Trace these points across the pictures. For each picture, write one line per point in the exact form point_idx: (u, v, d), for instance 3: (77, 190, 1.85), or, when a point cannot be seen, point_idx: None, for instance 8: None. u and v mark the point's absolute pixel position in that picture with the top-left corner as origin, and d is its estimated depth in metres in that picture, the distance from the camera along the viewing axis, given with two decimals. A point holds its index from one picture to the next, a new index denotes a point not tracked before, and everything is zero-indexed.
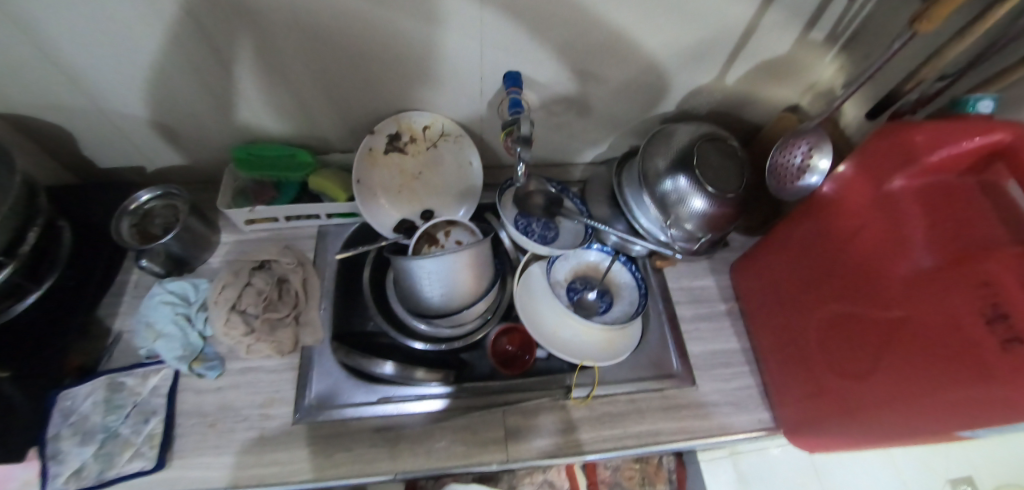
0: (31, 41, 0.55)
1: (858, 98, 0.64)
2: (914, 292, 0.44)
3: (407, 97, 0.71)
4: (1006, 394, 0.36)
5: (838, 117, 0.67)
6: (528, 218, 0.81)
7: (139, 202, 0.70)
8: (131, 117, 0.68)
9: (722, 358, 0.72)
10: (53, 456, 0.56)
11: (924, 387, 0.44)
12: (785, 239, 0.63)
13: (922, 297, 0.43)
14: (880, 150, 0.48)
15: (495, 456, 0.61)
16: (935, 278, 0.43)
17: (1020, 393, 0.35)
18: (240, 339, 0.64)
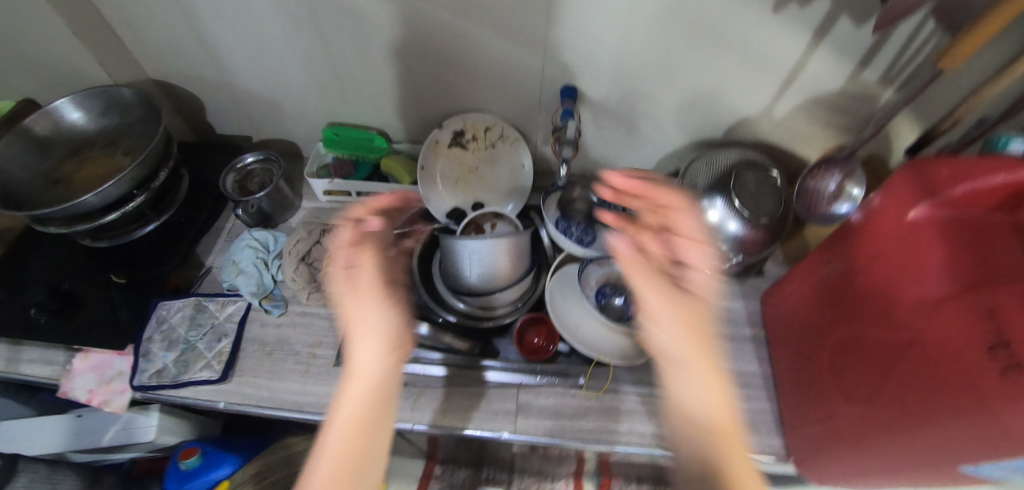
0: (195, 23, 0.70)
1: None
2: (924, 314, 0.45)
3: (474, 97, 0.80)
4: (1000, 417, 0.36)
5: None
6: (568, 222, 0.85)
7: (245, 163, 0.84)
8: (251, 92, 0.83)
9: (740, 379, 0.72)
10: (144, 355, 0.67)
11: (925, 424, 0.44)
12: (811, 267, 0.65)
13: (931, 317, 0.44)
14: (903, 182, 0.50)
15: (505, 425, 0.66)
16: (947, 303, 0.43)
17: (1012, 417, 0.36)
18: (304, 286, 0.74)
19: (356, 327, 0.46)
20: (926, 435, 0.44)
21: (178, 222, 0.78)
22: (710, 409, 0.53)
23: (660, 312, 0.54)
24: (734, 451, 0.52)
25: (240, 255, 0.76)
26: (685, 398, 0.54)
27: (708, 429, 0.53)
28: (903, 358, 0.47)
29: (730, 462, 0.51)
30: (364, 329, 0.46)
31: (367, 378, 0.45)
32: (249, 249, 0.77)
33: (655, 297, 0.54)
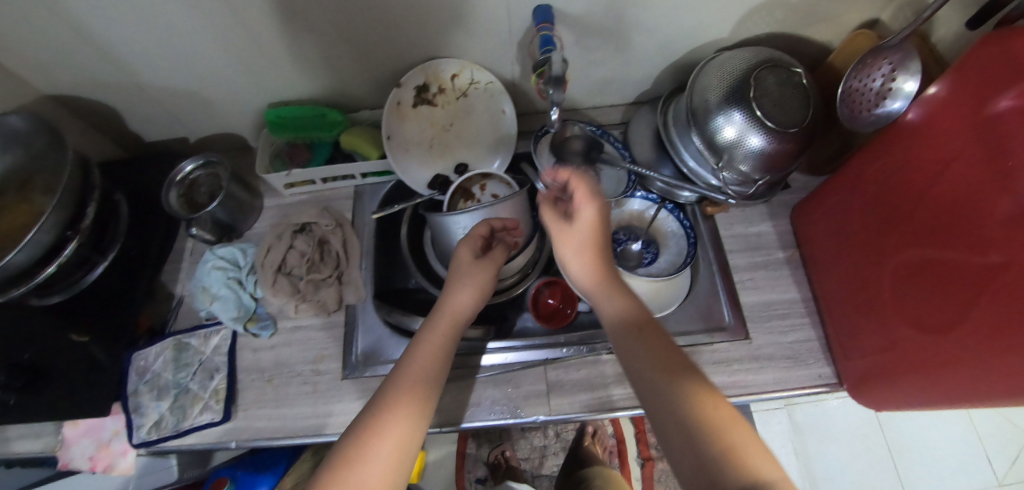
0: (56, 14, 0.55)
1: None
2: (1015, 234, 0.37)
3: (429, 42, 0.66)
4: None
5: (932, 27, 0.56)
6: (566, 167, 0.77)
7: (185, 172, 0.71)
8: (163, 87, 0.68)
9: (780, 310, 0.67)
10: (136, 410, 0.61)
11: (1022, 350, 0.38)
12: (860, 176, 0.57)
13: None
14: (989, 64, 0.39)
15: (538, 409, 0.62)
16: None
17: None
18: (288, 299, 0.66)
19: (462, 279, 0.57)
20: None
21: (130, 258, 0.69)
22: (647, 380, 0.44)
23: (575, 264, 0.56)
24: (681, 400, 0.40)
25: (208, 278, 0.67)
26: (636, 372, 0.45)
27: (653, 400, 0.42)
28: (989, 284, 0.40)
29: (704, 423, 0.38)
30: (464, 285, 0.57)
31: (455, 313, 0.55)
32: (215, 270, 0.67)
33: (570, 253, 0.56)
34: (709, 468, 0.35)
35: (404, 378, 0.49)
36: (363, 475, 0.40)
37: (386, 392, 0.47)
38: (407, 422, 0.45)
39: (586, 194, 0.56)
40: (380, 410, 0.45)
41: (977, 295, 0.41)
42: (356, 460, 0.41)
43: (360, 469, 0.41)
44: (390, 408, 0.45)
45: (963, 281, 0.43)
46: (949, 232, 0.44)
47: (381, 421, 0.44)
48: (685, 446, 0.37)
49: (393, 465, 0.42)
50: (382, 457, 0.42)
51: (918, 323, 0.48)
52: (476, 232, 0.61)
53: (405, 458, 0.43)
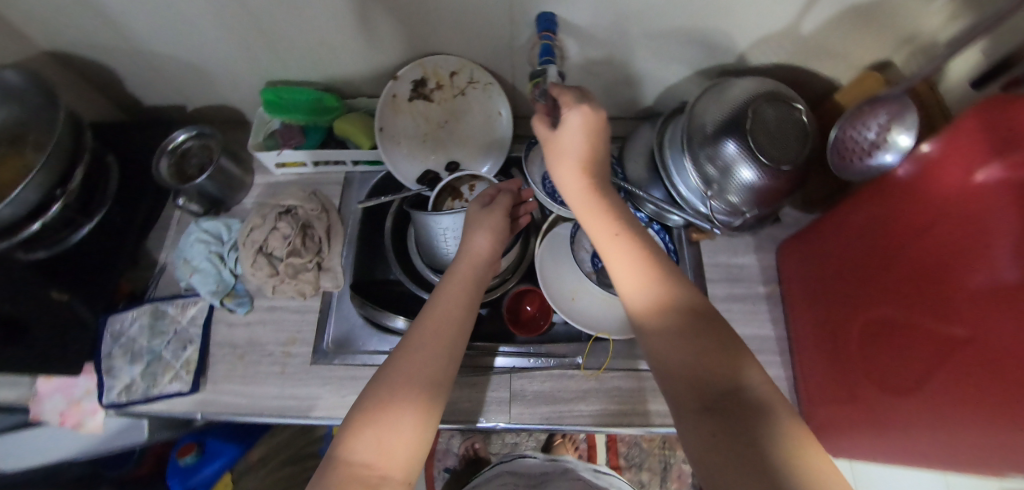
0: None
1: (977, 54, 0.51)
2: (984, 310, 0.37)
3: (429, 39, 0.65)
4: None
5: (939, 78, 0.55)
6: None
7: (176, 142, 0.71)
8: (162, 56, 0.69)
9: (752, 345, 0.67)
10: (109, 371, 0.63)
11: (977, 423, 0.38)
12: (845, 222, 0.56)
13: (991, 316, 0.36)
14: (975, 132, 0.38)
15: (498, 416, 0.62)
16: (1008, 297, 0.34)
17: None
18: (267, 279, 0.67)
19: (474, 226, 0.59)
20: (974, 429, 0.38)
21: (114, 222, 0.70)
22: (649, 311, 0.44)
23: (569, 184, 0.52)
24: (694, 335, 0.42)
25: (193, 249, 0.69)
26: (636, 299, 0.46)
27: (658, 331, 0.43)
28: (952, 354, 0.39)
29: (712, 363, 0.40)
30: (477, 232, 0.59)
31: (472, 259, 0.57)
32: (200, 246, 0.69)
33: (567, 176, 0.52)
34: (710, 398, 0.39)
35: (428, 320, 0.51)
36: (398, 408, 0.44)
37: (414, 334, 0.50)
38: (435, 362, 0.48)
39: (573, 100, 0.50)
40: (408, 351, 0.48)
41: (937, 364, 0.41)
42: (392, 395, 0.45)
43: (395, 402, 0.44)
44: (417, 349, 0.48)
45: (926, 348, 0.42)
46: (920, 296, 0.44)
47: (410, 359, 0.48)
48: (692, 379, 0.40)
49: (426, 399, 0.46)
50: (414, 392, 0.45)
51: (879, 383, 0.48)
52: (483, 193, 0.64)
53: (436, 394, 0.47)
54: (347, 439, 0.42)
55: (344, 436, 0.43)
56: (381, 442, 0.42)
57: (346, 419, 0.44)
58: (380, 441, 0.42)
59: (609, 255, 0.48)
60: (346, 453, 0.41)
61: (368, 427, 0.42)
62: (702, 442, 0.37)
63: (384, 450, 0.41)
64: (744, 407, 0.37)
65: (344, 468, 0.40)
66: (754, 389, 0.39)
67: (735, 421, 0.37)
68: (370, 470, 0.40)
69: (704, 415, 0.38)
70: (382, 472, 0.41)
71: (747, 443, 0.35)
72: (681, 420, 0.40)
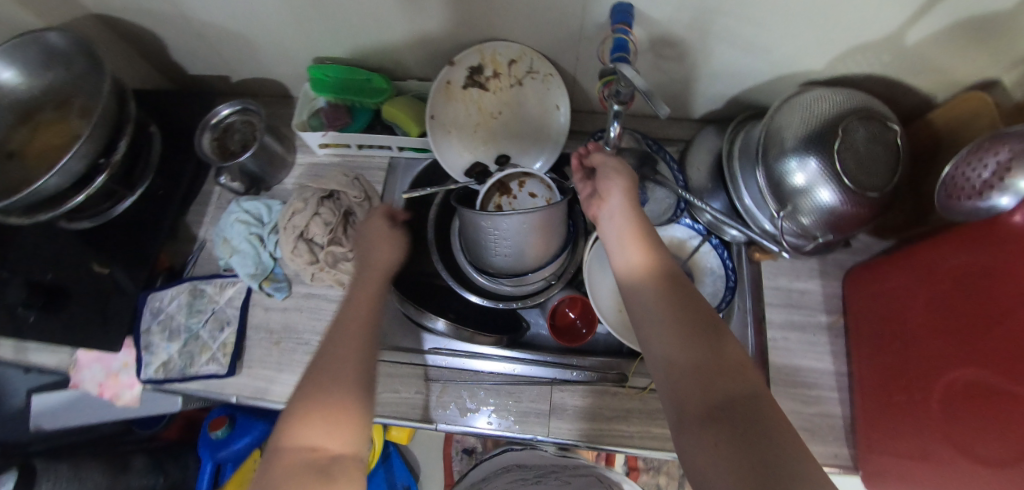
0: None
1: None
2: None
3: (493, 23, 0.61)
4: None
5: None
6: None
7: (220, 116, 0.70)
8: (212, 24, 0.65)
9: (808, 378, 0.63)
10: (146, 347, 0.63)
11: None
12: (946, 269, 0.52)
13: None
14: None
15: (536, 428, 0.60)
16: None
17: None
18: (306, 266, 0.65)
19: (373, 242, 0.59)
20: None
21: (155, 196, 0.68)
22: (653, 310, 0.42)
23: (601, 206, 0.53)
24: (689, 340, 0.39)
25: (232, 230, 0.67)
26: (643, 307, 0.43)
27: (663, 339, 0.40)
28: None
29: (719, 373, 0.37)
30: (376, 248, 0.59)
31: (381, 263, 0.58)
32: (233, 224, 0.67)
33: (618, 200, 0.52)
34: (712, 405, 0.35)
35: (345, 319, 0.49)
36: (333, 397, 0.41)
37: (335, 334, 0.47)
38: (347, 355, 0.45)
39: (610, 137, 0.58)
40: (332, 346, 0.46)
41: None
42: (326, 387, 0.41)
43: (327, 390, 0.41)
44: (344, 344, 0.46)
45: (1021, 417, 0.40)
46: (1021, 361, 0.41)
47: (334, 351, 0.45)
48: (695, 387, 0.37)
49: (356, 394, 0.42)
50: (345, 388, 0.42)
51: (963, 448, 0.46)
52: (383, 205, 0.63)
53: (363, 388, 0.43)
54: (290, 427, 0.38)
55: (284, 425, 0.39)
56: (326, 427, 0.38)
57: (284, 413, 0.40)
58: (329, 423, 0.39)
59: (628, 268, 0.47)
60: (291, 441, 0.37)
61: (310, 413, 0.39)
62: (705, 454, 0.33)
63: (330, 433, 0.38)
64: (750, 414, 0.34)
65: (290, 454, 0.36)
66: (762, 400, 0.35)
67: (739, 428, 0.33)
68: (314, 453, 0.37)
69: (705, 423, 0.34)
70: (332, 455, 0.37)
71: (762, 455, 0.31)
72: (682, 433, 0.36)
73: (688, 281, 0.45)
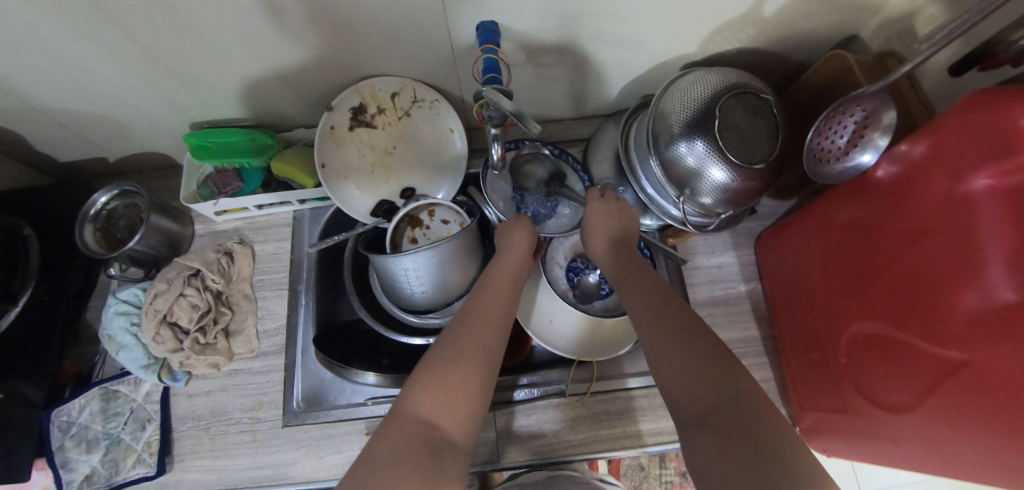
0: None
1: (954, 44, 0.50)
2: (981, 333, 0.36)
3: (363, 61, 0.59)
4: None
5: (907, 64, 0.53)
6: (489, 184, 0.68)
7: (99, 205, 0.65)
8: (66, 110, 0.61)
9: (737, 349, 0.65)
10: (64, 465, 0.59)
11: (984, 438, 0.38)
12: (824, 226, 0.55)
13: (993, 339, 0.35)
14: (957, 135, 0.38)
15: (487, 458, 0.60)
16: (1012, 316, 0.34)
17: None
18: (171, 353, 0.61)
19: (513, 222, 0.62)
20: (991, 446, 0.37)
21: (44, 302, 0.64)
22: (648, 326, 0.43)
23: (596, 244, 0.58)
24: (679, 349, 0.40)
25: (108, 324, 0.63)
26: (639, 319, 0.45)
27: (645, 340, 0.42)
28: (955, 379, 0.39)
29: (704, 376, 0.37)
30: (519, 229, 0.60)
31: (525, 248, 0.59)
32: (109, 317, 0.63)
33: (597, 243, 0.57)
34: (704, 410, 0.35)
35: (483, 303, 0.50)
36: (465, 374, 0.42)
37: (468, 316, 0.48)
38: (498, 344, 0.46)
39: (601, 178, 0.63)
40: (473, 324, 0.47)
41: (935, 384, 0.40)
42: (455, 360, 0.43)
43: (461, 365, 0.42)
44: (480, 326, 0.46)
45: (915, 365, 0.42)
46: (909, 312, 0.43)
47: (478, 330, 0.46)
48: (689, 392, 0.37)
49: (489, 373, 0.44)
50: (479, 366, 0.43)
51: (870, 399, 0.47)
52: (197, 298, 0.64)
53: (492, 369, 0.44)
54: (408, 394, 0.40)
55: (407, 392, 0.40)
56: (446, 400, 0.40)
57: (408, 381, 0.41)
58: (447, 397, 0.40)
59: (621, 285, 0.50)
60: (411, 410, 0.39)
61: (434, 385, 0.40)
62: (701, 460, 0.33)
63: (448, 411, 0.39)
64: (738, 414, 0.34)
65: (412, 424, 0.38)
66: (749, 396, 0.35)
67: (731, 431, 0.33)
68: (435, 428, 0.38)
69: (699, 429, 0.35)
70: (445, 434, 0.38)
71: (749, 457, 0.31)
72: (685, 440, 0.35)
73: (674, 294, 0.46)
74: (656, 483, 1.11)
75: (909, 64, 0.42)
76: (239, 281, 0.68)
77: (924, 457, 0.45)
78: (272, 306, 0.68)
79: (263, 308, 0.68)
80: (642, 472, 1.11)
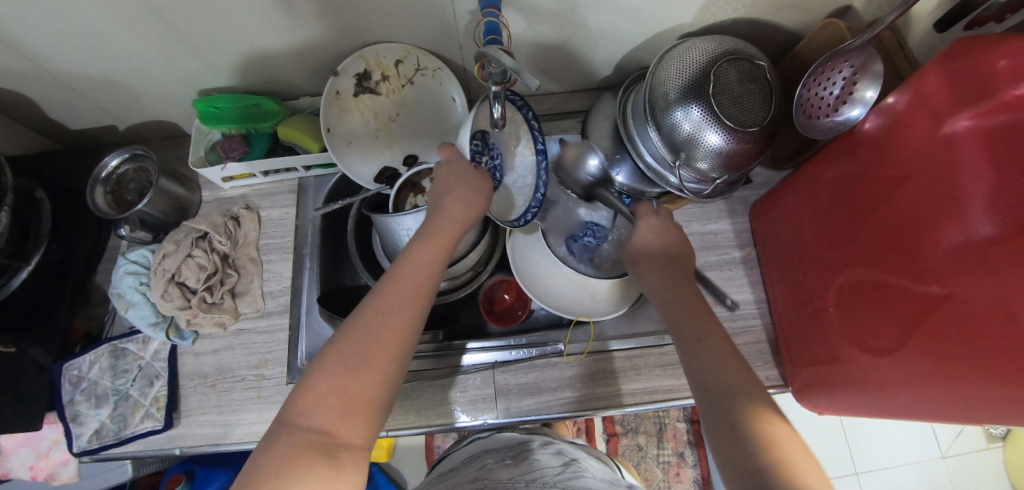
0: None
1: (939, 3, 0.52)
2: (964, 267, 0.38)
3: (367, 28, 0.61)
4: None
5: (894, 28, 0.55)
6: (485, 144, 0.60)
7: (110, 168, 0.67)
8: (79, 74, 0.63)
9: (731, 312, 0.67)
10: (74, 419, 0.61)
11: (958, 372, 0.40)
12: (816, 184, 0.56)
13: (975, 273, 0.37)
14: (941, 80, 0.40)
15: (486, 412, 0.62)
16: (992, 249, 0.35)
17: None
18: (178, 311, 0.63)
19: (451, 183, 0.54)
20: (971, 380, 0.39)
21: (56, 261, 0.66)
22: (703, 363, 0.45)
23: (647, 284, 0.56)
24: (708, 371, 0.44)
25: (118, 283, 0.64)
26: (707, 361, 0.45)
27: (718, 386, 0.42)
28: (941, 316, 0.40)
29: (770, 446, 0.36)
30: (455, 197, 0.54)
31: (460, 218, 0.54)
32: (118, 277, 0.65)
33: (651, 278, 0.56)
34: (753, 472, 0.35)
35: (396, 286, 0.46)
36: (360, 379, 0.40)
37: (380, 300, 0.45)
38: (407, 335, 0.43)
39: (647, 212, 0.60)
40: (380, 315, 0.43)
41: (920, 321, 0.42)
42: (357, 358, 0.40)
43: (364, 365, 0.40)
44: (387, 317, 0.43)
45: (906, 306, 0.43)
46: (897, 257, 0.44)
47: (383, 323, 0.43)
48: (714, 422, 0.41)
49: (393, 369, 0.42)
50: (379, 366, 0.41)
51: (861, 345, 0.49)
52: (205, 259, 0.65)
53: (399, 362, 0.42)
54: (298, 403, 0.38)
55: (296, 400, 0.38)
56: (337, 406, 0.38)
57: (298, 386, 0.39)
58: (339, 405, 0.38)
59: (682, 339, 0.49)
60: (298, 417, 0.37)
61: (327, 394, 0.38)
62: None
63: (342, 417, 0.38)
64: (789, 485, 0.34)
65: (300, 434, 0.36)
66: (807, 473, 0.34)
67: None
68: (326, 436, 0.37)
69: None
70: (341, 440, 0.37)
71: None
72: None
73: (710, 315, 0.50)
74: (654, 462, 1.12)
75: (891, 16, 0.44)
76: (244, 245, 0.70)
77: (908, 403, 0.47)
78: (277, 269, 0.69)
79: (268, 271, 0.69)
80: (640, 451, 1.12)
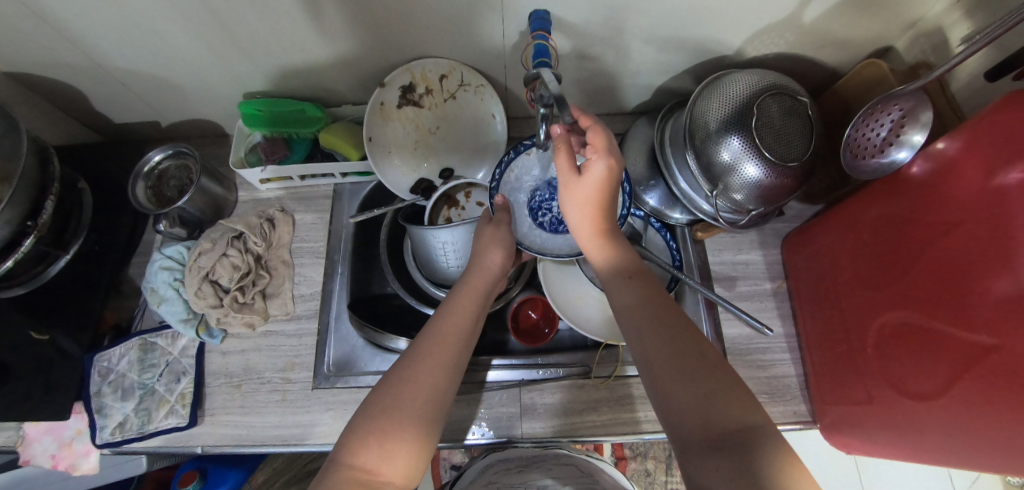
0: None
1: (988, 54, 0.52)
2: (1008, 319, 0.38)
3: (417, 44, 0.62)
4: None
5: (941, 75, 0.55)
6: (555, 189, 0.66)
7: (152, 163, 0.69)
8: (131, 71, 0.65)
9: (760, 344, 0.67)
10: (100, 410, 0.61)
11: (1004, 426, 0.39)
12: (857, 221, 0.56)
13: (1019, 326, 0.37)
14: (991, 131, 0.40)
15: (510, 431, 0.61)
16: None
17: None
18: (209, 309, 0.63)
19: (484, 244, 0.58)
20: (1011, 433, 0.38)
21: (94, 252, 0.67)
22: (647, 336, 0.44)
23: (571, 213, 0.54)
24: (710, 390, 0.38)
25: (150, 277, 0.65)
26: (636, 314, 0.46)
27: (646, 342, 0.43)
28: (986, 367, 0.40)
29: (728, 409, 0.37)
30: (489, 251, 0.58)
31: (485, 274, 0.57)
32: (152, 271, 0.65)
33: (576, 210, 0.53)
34: (715, 434, 0.36)
35: (437, 334, 0.49)
36: (403, 418, 0.42)
37: (420, 349, 0.48)
38: (444, 381, 0.46)
39: (601, 146, 0.50)
40: (418, 363, 0.46)
41: (962, 368, 0.42)
42: (398, 401, 0.43)
43: (405, 405, 0.43)
44: (425, 365, 0.46)
45: (949, 354, 0.43)
46: (941, 303, 0.44)
47: (421, 369, 0.46)
48: (731, 472, 0.33)
49: (432, 413, 0.44)
50: (418, 413, 0.43)
51: (898, 387, 0.49)
52: (239, 260, 0.65)
53: (439, 407, 0.45)
54: (347, 444, 0.41)
55: (345, 441, 0.41)
56: (378, 447, 0.40)
57: (348, 427, 0.43)
58: (381, 447, 0.41)
59: (612, 280, 0.51)
60: (346, 456, 0.40)
61: (368, 435, 0.41)
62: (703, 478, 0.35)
63: (385, 458, 0.40)
64: (750, 447, 0.34)
65: (346, 472, 0.39)
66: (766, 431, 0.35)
67: (741, 461, 0.34)
68: (370, 475, 0.39)
69: (710, 452, 0.35)
70: (383, 479, 0.39)
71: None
72: (686, 461, 0.37)
73: (700, 333, 0.43)
74: None
75: (943, 66, 0.45)
76: (277, 246, 0.70)
77: (944, 449, 0.46)
78: (308, 273, 0.70)
79: (300, 274, 0.70)
80: (649, 477, 1.11)
